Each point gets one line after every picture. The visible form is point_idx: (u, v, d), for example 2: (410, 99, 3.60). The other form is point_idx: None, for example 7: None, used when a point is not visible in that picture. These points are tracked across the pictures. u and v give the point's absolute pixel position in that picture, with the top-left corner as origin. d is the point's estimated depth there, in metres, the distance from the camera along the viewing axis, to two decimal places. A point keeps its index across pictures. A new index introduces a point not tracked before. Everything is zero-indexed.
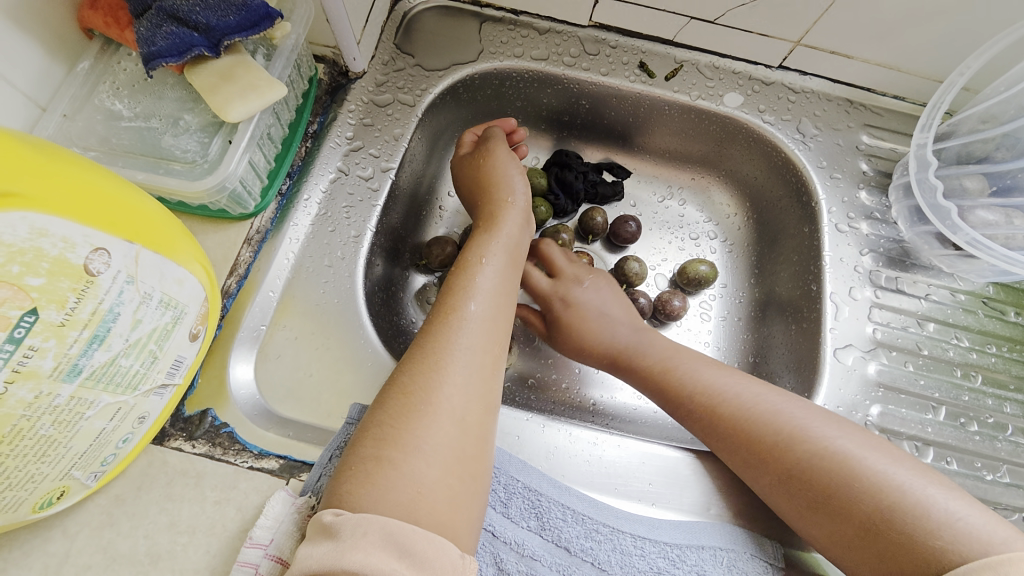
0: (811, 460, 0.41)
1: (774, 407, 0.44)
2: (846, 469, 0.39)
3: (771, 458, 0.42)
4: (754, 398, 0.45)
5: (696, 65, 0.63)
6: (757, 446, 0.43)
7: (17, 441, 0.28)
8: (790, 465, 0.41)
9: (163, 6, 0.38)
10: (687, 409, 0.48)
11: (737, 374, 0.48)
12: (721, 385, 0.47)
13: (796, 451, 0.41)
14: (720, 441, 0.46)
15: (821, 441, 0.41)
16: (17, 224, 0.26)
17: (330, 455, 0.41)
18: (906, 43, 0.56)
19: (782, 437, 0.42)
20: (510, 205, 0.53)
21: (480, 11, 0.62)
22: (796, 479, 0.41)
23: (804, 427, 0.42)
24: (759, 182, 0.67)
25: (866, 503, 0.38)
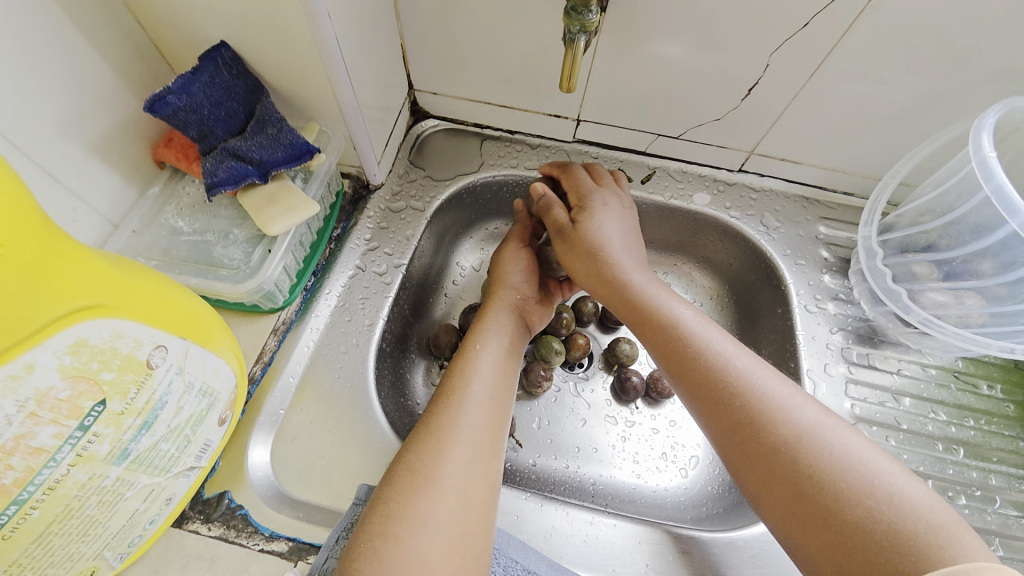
0: (811, 465, 0.37)
1: (780, 403, 0.41)
2: (849, 484, 0.36)
3: (766, 453, 0.39)
4: (765, 390, 0.42)
5: (667, 171, 0.73)
6: (751, 432, 0.40)
7: (66, 520, 0.31)
8: (784, 459, 0.38)
9: (226, 146, 0.48)
10: (691, 384, 0.44)
11: (753, 363, 0.44)
12: (736, 371, 0.43)
13: (797, 451, 0.38)
14: (717, 419, 0.42)
15: (824, 445, 0.38)
16: (103, 329, 0.30)
17: (337, 538, 0.42)
18: (843, 152, 0.65)
19: (782, 430, 0.39)
20: (508, 294, 0.59)
21: (481, 131, 0.73)
22: (783, 481, 0.38)
23: (809, 430, 0.39)
24: (734, 268, 0.74)
25: (858, 521, 0.34)
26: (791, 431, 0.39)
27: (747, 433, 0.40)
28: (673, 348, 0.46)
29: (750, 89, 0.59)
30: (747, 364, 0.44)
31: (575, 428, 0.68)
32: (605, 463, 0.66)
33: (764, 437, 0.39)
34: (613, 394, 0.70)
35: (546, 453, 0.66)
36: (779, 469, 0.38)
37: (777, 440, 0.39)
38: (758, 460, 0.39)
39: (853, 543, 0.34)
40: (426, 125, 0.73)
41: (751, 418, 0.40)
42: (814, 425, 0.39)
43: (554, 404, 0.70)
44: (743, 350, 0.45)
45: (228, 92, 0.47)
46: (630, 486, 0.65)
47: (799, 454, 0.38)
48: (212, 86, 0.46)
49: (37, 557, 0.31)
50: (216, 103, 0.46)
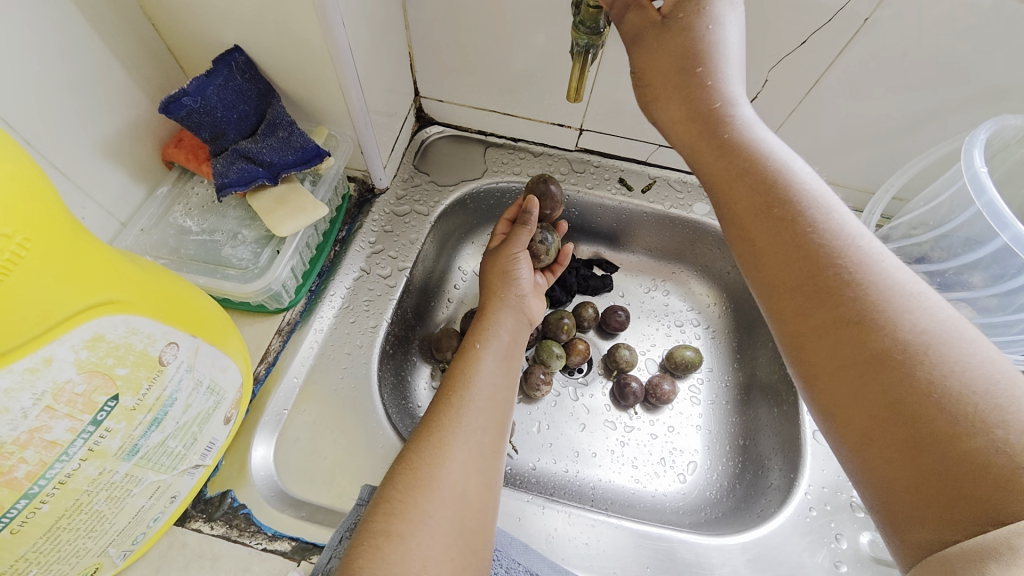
0: (924, 367, 0.29)
1: (897, 313, 0.31)
2: (979, 406, 0.27)
3: (837, 310, 0.32)
4: (883, 276, 0.32)
5: (667, 181, 0.74)
6: (834, 309, 0.32)
7: (75, 515, 0.32)
8: (870, 331, 0.31)
9: (237, 148, 0.48)
10: (773, 268, 0.35)
11: (874, 248, 0.34)
12: (852, 255, 0.33)
13: (890, 330, 0.30)
14: (793, 279, 0.34)
15: (955, 364, 0.29)
16: (119, 325, 0.30)
17: (340, 538, 0.43)
18: (839, 165, 0.67)
19: (883, 316, 0.31)
20: (506, 294, 0.60)
21: (485, 138, 0.75)
22: (857, 353, 0.31)
23: (932, 330, 0.30)
24: (733, 277, 0.75)
25: (963, 447, 0.27)
26: (907, 333, 0.30)
27: (826, 297, 0.33)
28: (753, 177, 0.37)
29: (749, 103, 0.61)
30: (869, 248, 0.33)
31: (574, 432, 0.69)
32: (604, 468, 0.67)
33: (856, 307, 0.32)
34: (611, 399, 0.71)
35: (546, 457, 0.67)
36: (852, 320, 0.32)
37: (883, 343, 0.30)
38: (816, 350, 0.33)
39: (955, 466, 0.27)
40: (430, 131, 0.74)
41: (846, 295, 0.32)
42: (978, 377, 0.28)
43: (554, 408, 0.70)
44: (869, 240, 0.34)
45: (241, 96, 0.48)
46: (629, 491, 0.65)
47: (894, 333, 0.30)
48: (226, 89, 0.47)
49: (45, 551, 0.31)
50: (228, 106, 0.47)
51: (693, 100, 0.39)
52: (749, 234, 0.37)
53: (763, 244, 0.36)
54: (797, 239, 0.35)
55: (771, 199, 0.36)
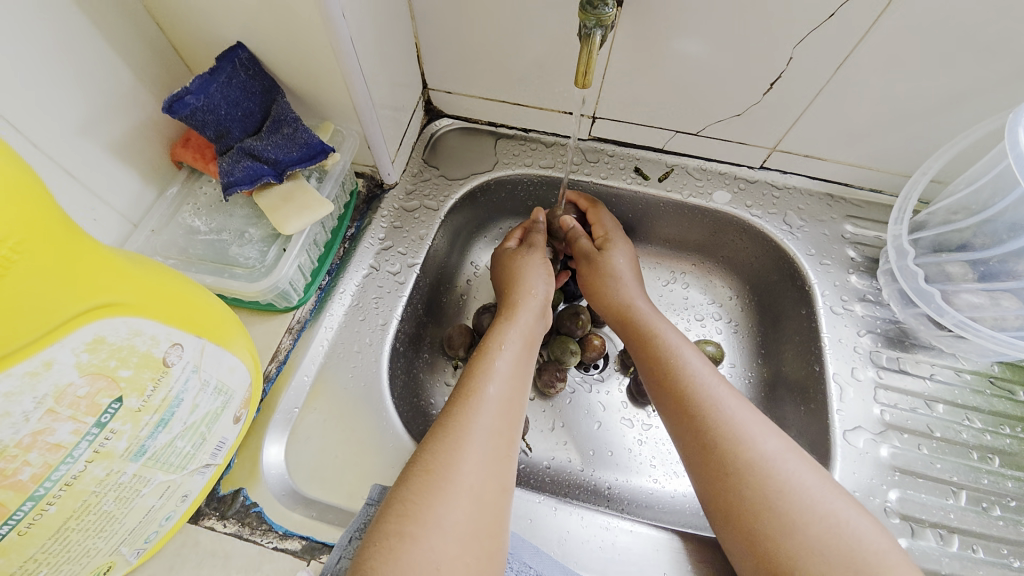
0: (775, 519, 0.41)
1: (747, 432, 0.45)
2: (813, 531, 0.40)
3: (727, 497, 0.44)
4: (746, 428, 0.46)
5: (685, 168, 0.71)
6: (724, 488, 0.44)
7: (83, 516, 0.32)
8: (747, 498, 0.43)
9: (242, 146, 0.48)
10: (694, 440, 0.47)
11: (764, 430, 0.46)
12: (738, 434, 0.45)
13: (751, 485, 0.43)
14: (695, 442, 0.47)
15: (780, 477, 0.43)
16: (121, 327, 0.30)
17: (351, 537, 0.42)
18: (871, 147, 0.62)
19: (750, 492, 0.43)
20: (530, 295, 0.57)
21: (495, 129, 0.73)
22: (734, 510, 0.43)
23: (774, 455, 0.44)
24: (756, 267, 0.72)
25: (798, 536, 0.40)
26: (753, 461, 0.44)
27: (723, 479, 0.44)
28: (676, 374, 0.50)
29: (772, 84, 0.57)
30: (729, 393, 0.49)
31: (590, 430, 0.67)
32: (620, 466, 0.65)
33: (738, 486, 0.43)
34: (629, 396, 0.69)
35: (561, 455, 0.65)
36: (736, 500, 0.43)
37: (752, 507, 0.42)
38: (718, 504, 0.44)
39: (781, 547, 0.40)
40: (439, 124, 0.73)
41: (728, 469, 0.44)
42: (776, 454, 0.44)
43: (569, 405, 0.68)
44: (756, 416, 0.47)
45: (245, 93, 0.47)
46: (647, 491, 0.64)
47: (749, 482, 0.43)
48: (230, 86, 0.46)
49: (54, 552, 0.31)
50: (233, 104, 0.47)
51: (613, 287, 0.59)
52: (692, 445, 0.47)
53: (691, 435, 0.47)
54: (699, 414, 0.47)
55: (686, 395, 0.49)
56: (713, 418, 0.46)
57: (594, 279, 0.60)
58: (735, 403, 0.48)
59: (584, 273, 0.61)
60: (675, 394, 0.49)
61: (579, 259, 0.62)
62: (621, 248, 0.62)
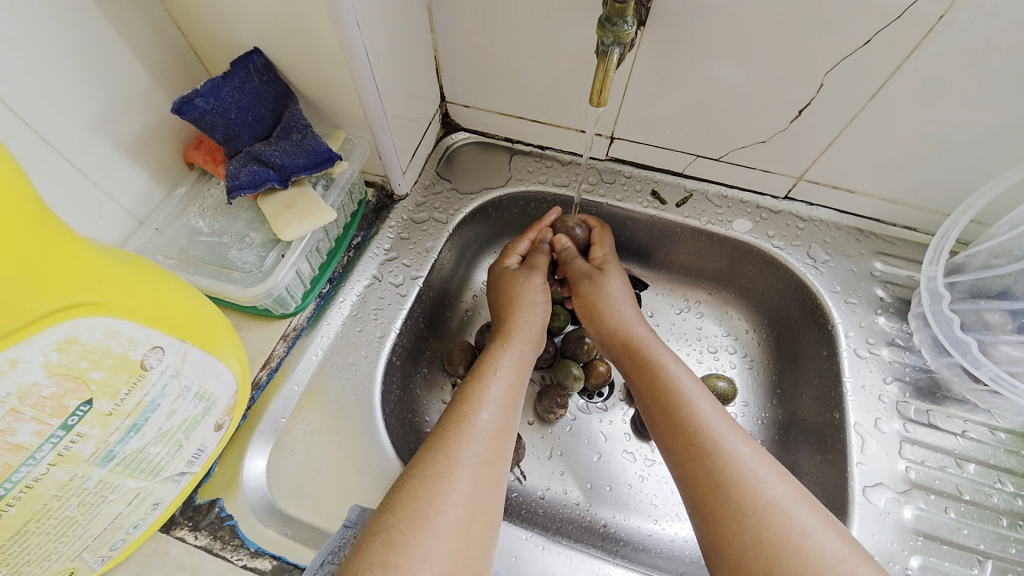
0: (791, 570, 0.37)
1: (758, 472, 0.42)
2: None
3: (735, 543, 0.39)
4: (751, 467, 0.42)
5: (705, 194, 0.68)
6: (730, 532, 0.40)
7: (43, 520, 0.31)
8: (760, 545, 0.38)
9: (251, 150, 0.48)
10: (693, 477, 0.43)
11: (767, 470, 0.42)
12: (740, 473, 0.42)
13: (765, 530, 0.39)
14: (693, 480, 0.43)
15: (795, 522, 0.39)
16: (96, 328, 0.30)
17: (322, 561, 0.40)
18: (905, 182, 0.59)
19: (765, 538, 0.38)
20: (526, 323, 0.56)
21: (512, 145, 0.72)
22: (746, 559, 0.38)
23: (779, 498, 0.40)
24: (776, 301, 0.68)
25: None
26: (768, 503, 0.40)
27: (731, 523, 0.40)
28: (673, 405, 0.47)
29: (800, 110, 0.55)
30: (729, 430, 0.45)
31: (590, 462, 0.64)
32: (619, 504, 0.61)
33: (749, 530, 0.39)
34: (633, 428, 0.65)
35: (558, 487, 0.62)
36: (745, 548, 0.39)
37: (753, 554, 0.38)
38: (720, 552, 0.40)
39: None
40: (456, 137, 0.72)
41: (738, 512, 0.40)
42: (783, 497, 0.40)
43: (570, 434, 0.65)
44: (758, 455, 0.43)
45: (257, 98, 0.47)
46: (645, 532, 0.60)
47: (762, 527, 0.39)
48: (242, 91, 0.46)
49: (14, 553, 0.31)
50: (243, 108, 0.47)
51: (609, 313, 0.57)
52: (693, 484, 0.43)
53: (696, 471, 0.43)
54: (698, 449, 0.44)
55: (688, 429, 0.45)
56: (724, 453, 0.43)
57: (593, 300, 0.58)
58: (747, 443, 0.44)
59: (583, 292, 0.59)
60: (680, 426, 0.46)
61: (578, 279, 0.60)
62: (615, 272, 0.60)
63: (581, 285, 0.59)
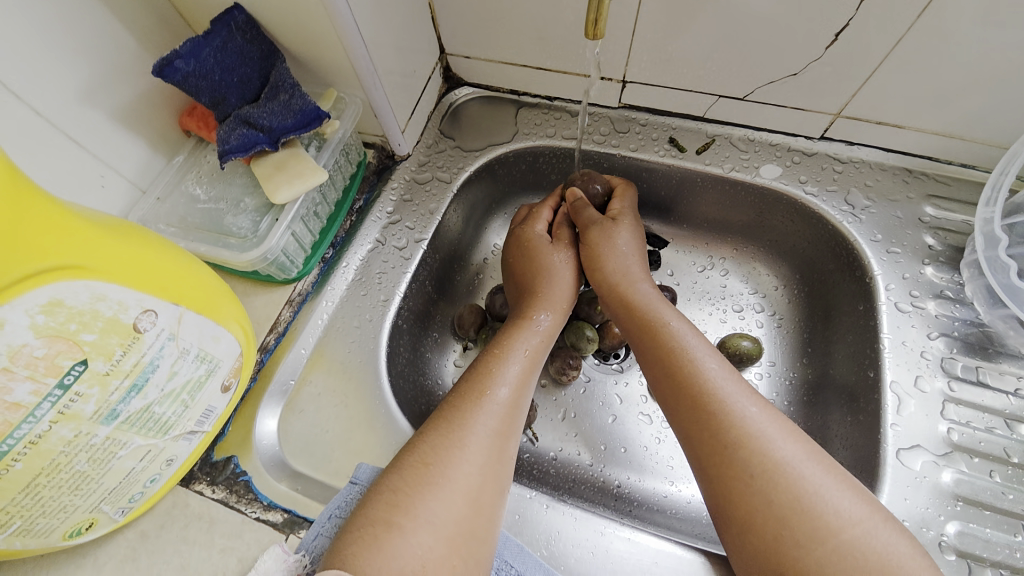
0: (803, 533, 0.35)
1: (768, 433, 0.39)
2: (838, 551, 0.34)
3: (742, 504, 0.37)
4: (762, 427, 0.39)
5: (729, 139, 0.62)
6: (738, 494, 0.37)
7: (55, 474, 0.32)
8: (769, 507, 0.36)
9: (239, 114, 0.47)
10: (701, 439, 0.41)
11: (779, 429, 0.39)
12: (756, 437, 0.39)
13: (776, 492, 0.36)
14: (699, 441, 0.41)
15: (808, 483, 0.36)
16: (81, 291, 0.30)
17: (330, 515, 0.41)
18: (966, 111, 0.51)
19: (775, 501, 0.36)
20: (557, 292, 0.54)
21: (518, 97, 0.67)
22: (754, 521, 0.36)
23: (792, 460, 0.37)
24: (808, 254, 0.62)
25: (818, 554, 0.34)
26: (779, 463, 0.37)
27: (739, 484, 0.38)
28: (684, 366, 0.44)
29: (839, 33, 0.48)
30: (738, 390, 0.42)
31: (604, 424, 0.62)
32: (633, 465, 0.60)
33: (758, 492, 0.37)
34: (651, 391, 0.63)
35: (570, 448, 0.61)
36: (753, 510, 0.37)
37: (763, 515, 0.36)
38: (726, 513, 0.38)
39: (794, 563, 0.34)
40: (458, 93, 0.68)
41: (746, 473, 0.38)
42: (794, 458, 0.38)
43: (584, 396, 0.64)
44: (773, 416, 0.40)
45: (241, 58, 0.46)
46: (661, 494, 0.58)
47: (772, 488, 0.36)
48: (225, 51, 0.45)
49: (28, 506, 0.32)
50: (227, 69, 0.45)
51: (619, 273, 0.53)
52: (698, 444, 0.41)
53: (702, 432, 0.40)
54: (708, 411, 0.41)
55: (693, 388, 0.42)
56: (730, 413, 0.40)
57: (602, 249, 0.54)
58: (756, 402, 0.41)
59: (591, 239, 0.55)
60: (686, 385, 0.43)
61: (588, 226, 0.56)
62: (629, 226, 0.56)
63: (590, 232, 0.55)
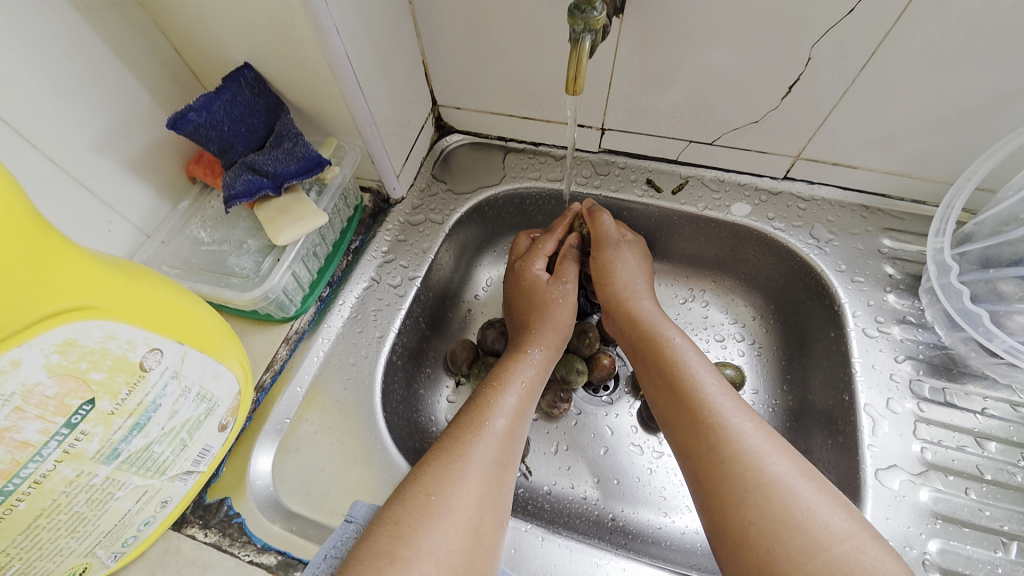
0: (796, 546, 0.36)
1: (762, 449, 0.41)
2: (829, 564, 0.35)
3: (737, 520, 0.38)
4: (754, 443, 0.41)
5: (701, 180, 0.67)
6: (732, 512, 0.39)
7: (54, 515, 0.33)
8: (763, 521, 0.37)
9: (245, 161, 0.50)
10: (698, 460, 0.42)
11: (772, 447, 0.41)
12: (747, 452, 0.41)
13: (769, 506, 0.38)
14: (696, 462, 0.42)
15: (800, 499, 0.38)
16: (94, 331, 0.32)
17: (325, 556, 0.40)
18: (909, 153, 0.57)
19: (769, 515, 0.37)
20: (556, 324, 0.57)
21: (505, 144, 0.72)
22: (749, 537, 0.37)
23: (782, 477, 0.39)
24: (781, 285, 0.66)
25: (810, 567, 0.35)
26: (772, 480, 0.39)
27: (734, 502, 0.39)
28: (677, 392, 0.46)
29: (791, 86, 0.54)
30: (731, 408, 0.44)
31: (596, 455, 0.63)
32: (626, 496, 0.61)
33: (751, 507, 0.38)
34: (640, 421, 0.65)
35: (563, 481, 0.62)
36: (748, 525, 0.38)
37: (760, 531, 0.37)
38: (723, 530, 0.39)
39: None
40: (450, 141, 0.73)
41: (741, 488, 0.39)
42: (786, 474, 0.39)
43: (576, 428, 0.65)
44: (763, 433, 0.42)
45: (249, 110, 0.50)
46: (655, 525, 0.59)
47: (766, 504, 0.38)
48: (234, 104, 0.48)
49: (26, 548, 0.33)
50: (236, 120, 0.49)
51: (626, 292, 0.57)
52: (696, 464, 0.42)
53: (700, 452, 0.42)
54: (703, 432, 0.43)
55: (691, 411, 0.45)
56: (726, 431, 0.42)
57: (613, 272, 0.58)
58: (750, 419, 0.43)
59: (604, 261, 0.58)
60: (684, 408, 0.45)
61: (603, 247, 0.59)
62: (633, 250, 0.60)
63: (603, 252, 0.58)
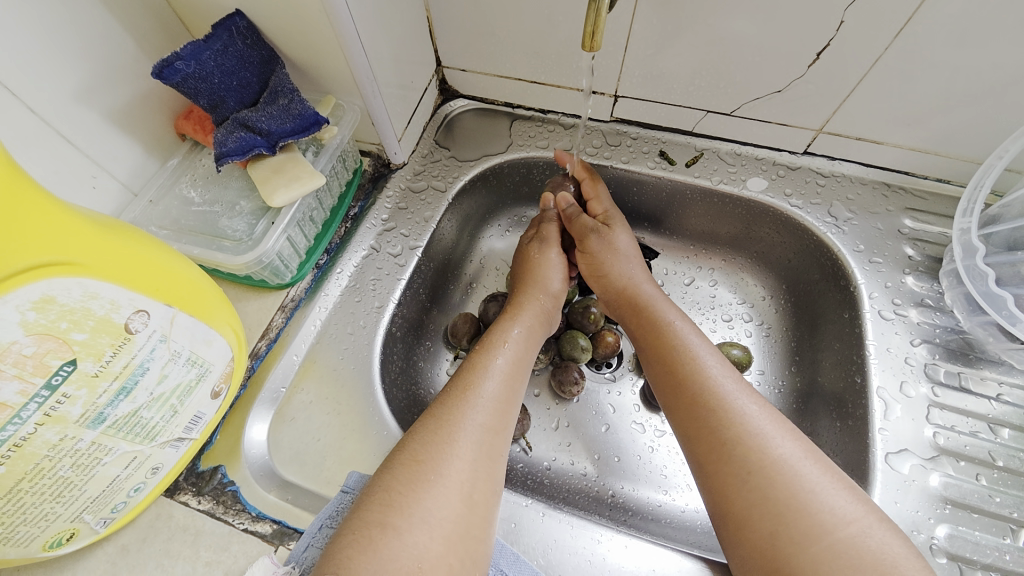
0: (800, 527, 0.35)
1: (766, 431, 0.39)
2: (836, 550, 0.34)
3: (740, 504, 0.37)
4: (757, 423, 0.40)
5: (717, 153, 0.64)
6: (736, 489, 0.38)
7: (37, 479, 0.32)
8: (766, 502, 0.36)
9: (237, 117, 0.47)
10: (701, 437, 0.41)
11: (777, 429, 0.40)
12: (753, 433, 0.39)
13: (772, 488, 0.37)
14: (697, 438, 0.41)
15: (804, 482, 0.37)
16: (73, 288, 0.30)
17: (320, 526, 0.40)
18: (940, 129, 0.54)
19: (772, 497, 0.36)
20: (538, 295, 0.55)
21: (512, 110, 0.68)
22: (752, 520, 0.36)
23: (789, 459, 0.38)
24: (794, 264, 0.64)
25: (812, 552, 0.34)
26: (775, 463, 0.38)
27: (737, 481, 0.38)
28: (680, 370, 0.45)
29: (819, 54, 0.50)
30: (734, 391, 0.42)
31: (597, 432, 0.62)
32: (627, 474, 0.60)
33: (754, 489, 0.37)
34: (642, 400, 0.64)
35: (563, 457, 0.61)
36: (751, 510, 0.37)
37: (766, 509, 0.36)
38: (725, 511, 0.38)
39: (792, 560, 0.34)
40: (454, 105, 0.69)
41: (743, 471, 0.38)
42: (791, 456, 0.38)
43: (578, 405, 0.64)
44: (766, 414, 0.41)
45: (242, 62, 0.46)
46: (655, 503, 0.58)
47: (771, 483, 0.37)
48: (225, 55, 0.45)
49: (8, 513, 0.31)
50: (227, 73, 0.46)
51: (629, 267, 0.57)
52: (697, 443, 0.41)
53: (702, 430, 0.41)
54: (705, 411, 0.41)
55: (692, 389, 0.43)
56: (729, 413, 0.41)
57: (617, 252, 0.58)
58: (755, 401, 0.42)
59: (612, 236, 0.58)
60: (684, 387, 0.44)
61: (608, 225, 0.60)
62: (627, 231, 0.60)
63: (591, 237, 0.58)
